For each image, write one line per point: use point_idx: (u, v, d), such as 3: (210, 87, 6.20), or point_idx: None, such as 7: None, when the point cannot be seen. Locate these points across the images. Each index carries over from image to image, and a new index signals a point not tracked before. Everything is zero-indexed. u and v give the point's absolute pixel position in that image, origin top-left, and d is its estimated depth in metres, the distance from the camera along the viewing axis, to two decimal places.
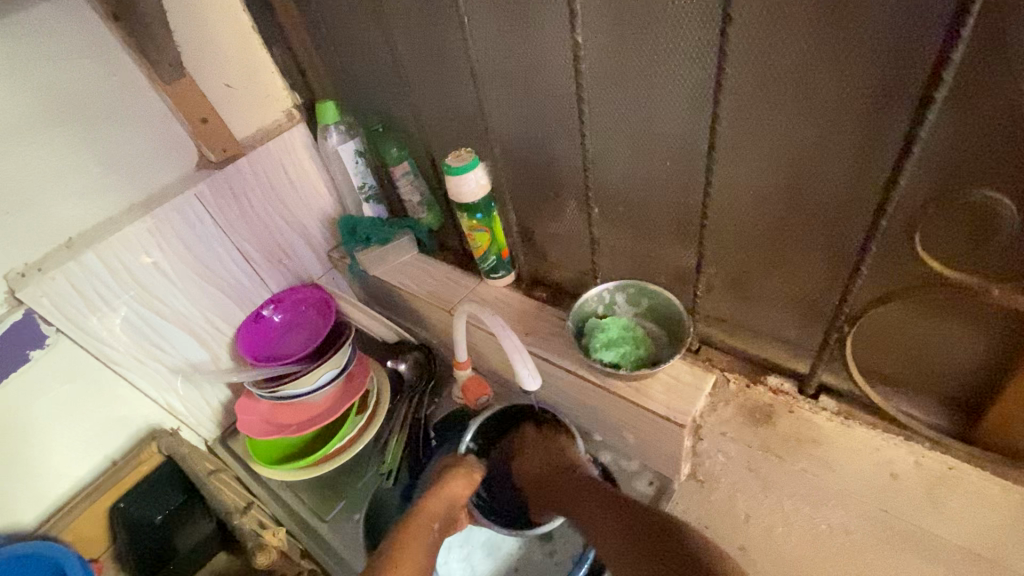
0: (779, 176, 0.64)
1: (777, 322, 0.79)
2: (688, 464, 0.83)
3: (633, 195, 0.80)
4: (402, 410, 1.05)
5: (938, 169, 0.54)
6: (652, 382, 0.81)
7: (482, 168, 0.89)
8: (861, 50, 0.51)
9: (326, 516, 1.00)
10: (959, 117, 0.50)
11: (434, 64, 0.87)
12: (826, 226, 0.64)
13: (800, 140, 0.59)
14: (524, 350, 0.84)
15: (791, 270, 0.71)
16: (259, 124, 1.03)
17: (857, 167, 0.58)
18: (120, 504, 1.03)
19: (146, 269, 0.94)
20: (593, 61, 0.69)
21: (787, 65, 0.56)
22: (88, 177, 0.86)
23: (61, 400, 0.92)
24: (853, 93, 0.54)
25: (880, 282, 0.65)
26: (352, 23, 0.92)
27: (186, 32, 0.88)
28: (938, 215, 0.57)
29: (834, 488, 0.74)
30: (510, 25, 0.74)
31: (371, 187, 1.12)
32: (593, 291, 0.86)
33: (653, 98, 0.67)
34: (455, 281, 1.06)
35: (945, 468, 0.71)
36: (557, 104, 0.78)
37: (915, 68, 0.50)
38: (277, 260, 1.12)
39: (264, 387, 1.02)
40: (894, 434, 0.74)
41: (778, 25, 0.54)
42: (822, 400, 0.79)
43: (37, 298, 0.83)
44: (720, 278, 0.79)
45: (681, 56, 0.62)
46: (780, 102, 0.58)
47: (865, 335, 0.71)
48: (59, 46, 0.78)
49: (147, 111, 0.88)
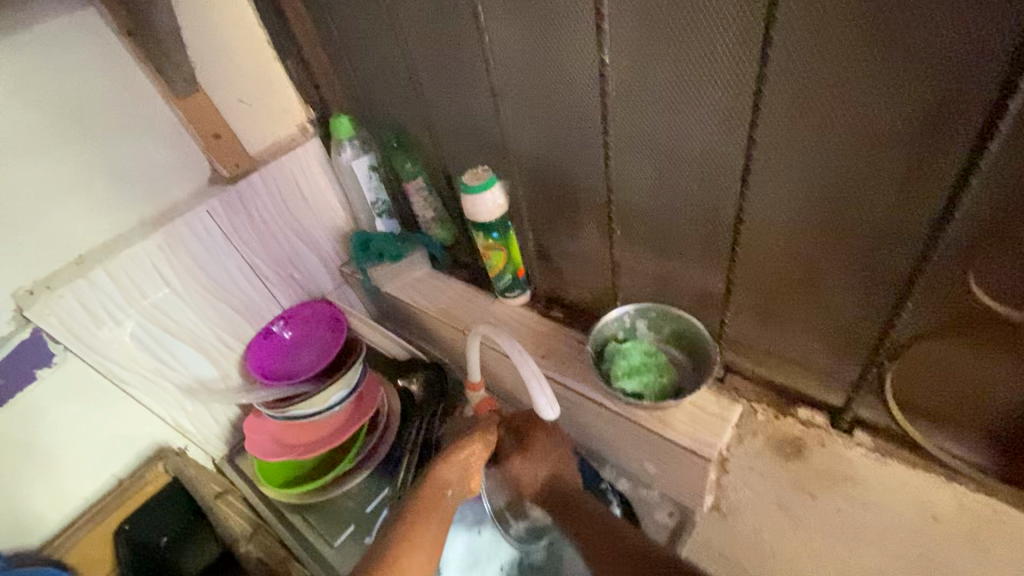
0: (819, 202, 0.61)
1: (808, 350, 0.75)
2: (712, 496, 0.79)
3: (657, 216, 0.77)
4: (413, 431, 1.03)
5: (999, 200, 0.50)
6: (676, 412, 0.78)
7: (499, 186, 0.87)
8: (914, 75, 0.48)
9: (334, 541, 0.96)
10: (1020, 147, 0.47)
11: (451, 79, 0.85)
12: (866, 255, 0.61)
13: (843, 165, 0.56)
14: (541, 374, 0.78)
15: (826, 298, 0.68)
16: (273, 137, 1.02)
17: (904, 197, 0.55)
18: (125, 526, 1.00)
19: (156, 286, 0.92)
20: (621, 79, 0.66)
21: (832, 89, 0.53)
22: (97, 193, 0.84)
23: (68, 418, 0.90)
24: (902, 118, 0.51)
25: (924, 317, 0.62)
26: (369, 34, 0.90)
27: (199, 45, 0.87)
28: (992, 249, 0.53)
29: (871, 530, 0.70)
30: (534, 42, 0.71)
31: (384, 202, 1.09)
32: (614, 313, 0.83)
33: (683, 120, 0.64)
34: (469, 299, 1.03)
35: (990, 512, 0.67)
36: (578, 120, 0.75)
37: (974, 94, 0.47)
38: (289, 275, 1.10)
39: (274, 407, 0.99)
40: (936, 474, 0.71)
41: (822, 46, 0.51)
42: (856, 435, 0.75)
43: (44, 316, 0.81)
44: (749, 306, 0.76)
45: (715, 80, 0.59)
46: (821, 127, 0.55)
47: (905, 369, 0.67)
48: (72, 61, 0.76)
49: (159, 126, 0.87)
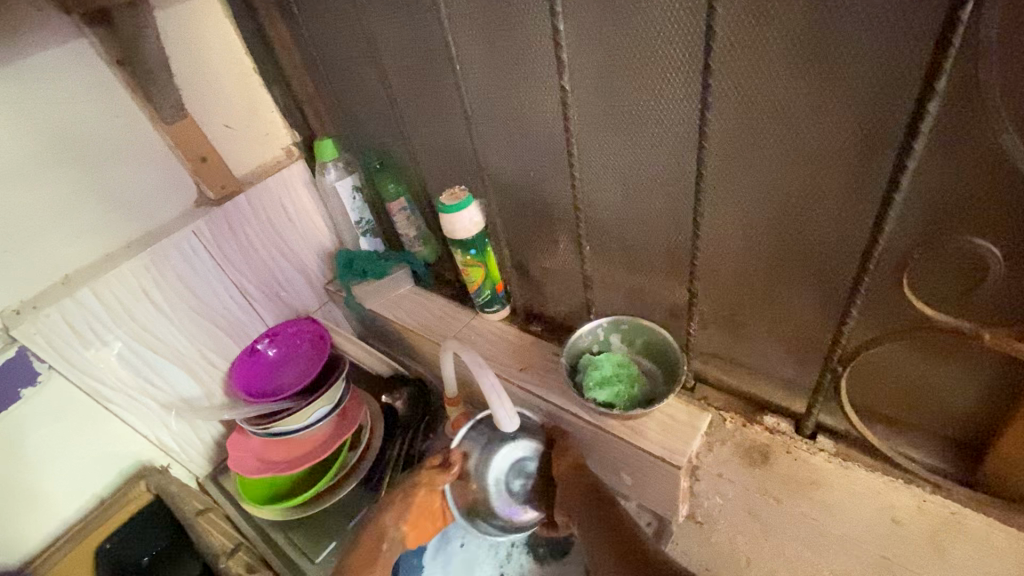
0: (768, 215, 0.64)
1: (772, 359, 0.78)
2: (686, 505, 0.81)
3: (625, 233, 0.80)
4: (396, 446, 1.03)
5: (927, 212, 0.54)
6: (647, 422, 0.80)
7: (476, 206, 0.90)
8: (842, 95, 0.52)
9: (316, 558, 0.96)
10: (941, 162, 0.51)
11: (429, 105, 0.89)
12: (815, 264, 0.64)
13: (787, 181, 0.60)
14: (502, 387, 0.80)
15: (782, 306, 0.71)
16: (259, 161, 1.05)
17: (843, 210, 0.59)
18: (106, 545, 1.00)
19: (141, 305, 0.94)
20: (585, 107, 0.70)
21: (770, 110, 0.56)
22: (86, 215, 0.87)
23: (50, 438, 0.91)
24: (835, 137, 0.54)
25: (871, 323, 0.65)
26: (350, 62, 0.94)
27: (187, 73, 0.90)
28: (925, 258, 0.57)
29: (836, 533, 0.72)
30: (502, 70, 0.76)
31: (368, 222, 1.12)
32: (587, 326, 0.86)
33: (643, 138, 0.68)
34: (450, 315, 1.06)
35: (947, 512, 0.68)
36: (548, 143, 0.79)
37: (897, 113, 0.50)
38: (274, 294, 1.12)
39: (256, 423, 1.00)
40: (894, 477, 0.72)
41: (759, 71, 0.55)
42: (820, 440, 0.77)
43: (30, 336, 0.83)
44: (714, 316, 0.79)
45: (669, 104, 0.63)
46: (763, 146, 0.59)
47: (861, 373, 0.70)
48: (62, 89, 0.79)
49: (147, 150, 0.90)
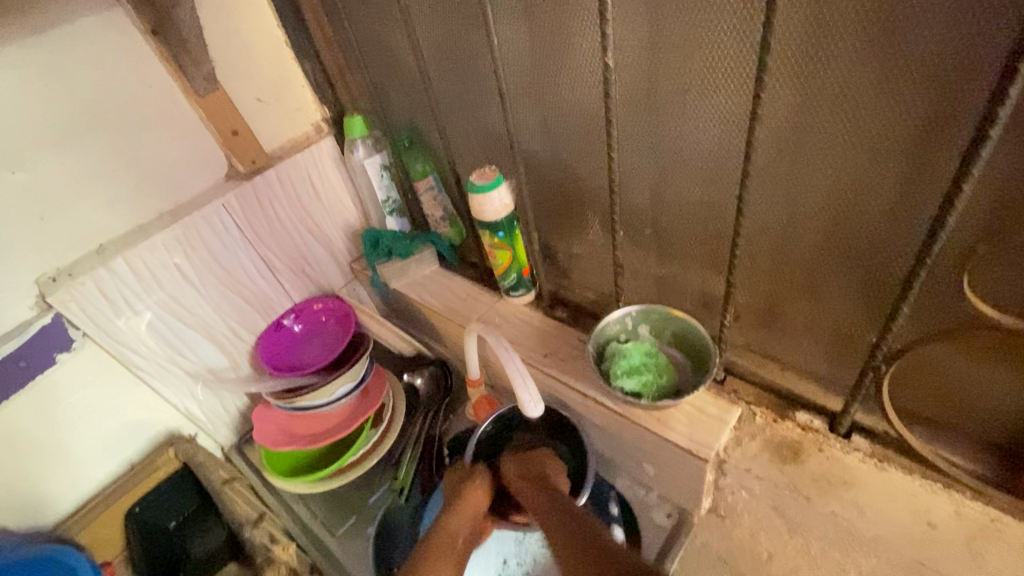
0: (819, 203, 0.61)
1: (808, 354, 0.76)
2: (709, 498, 0.80)
3: (660, 220, 0.78)
4: (416, 426, 1.04)
5: (993, 204, 0.51)
6: (675, 412, 0.78)
7: (506, 187, 0.88)
8: (911, 78, 0.49)
9: (336, 531, 0.99)
10: (1014, 153, 0.48)
11: (462, 80, 0.87)
12: (863, 256, 0.62)
13: (841, 168, 0.57)
14: (527, 373, 0.80)
15: (823, 298, 0.69)
16: (290, 135, 1.05)
17: (902, 199, 0.56)
18: (135, 509, 1.04)
19: (172, 276, 0.95)
20: (627, 87, 0.68)
21: (831, 92, 0.53)
22: (119, 186, 0.87)
23: (83, 403, 0.93)
24: (899, 121, 0.52)
25: (921, 320, 0.63)
26: (383, 36, 0.92)
27: (220, 44, 0.90)
28: (989, 253, 0.54)
29: (868, 535, 0.69)
30: (542, 48, 0.73)
31: (395, 200, 1.11)
32: (615, 314, 0.84)
33: (686, 118, 0.65)
34: (475, 297, 1.05)
35: (987, 519, 0.66)
36: (585, 122, 0.76)
37: (970, 96, 0.47)
38: (301, 270, 1.13)
39: (281, 397, 1.01)
40: (932, 481, 0.70)
41: (821, 50, 0.52)
42: (855, 440, 0.75)
43: (64, 302, 0.84)
44: (750, 307, 0.77)
45: (718, 83, 0.60)
46: (819, 130, 0.56)
47: (905, 371, 0.68)
48: (97, 56, 0.79)
49: (179, 122, 0.90)
